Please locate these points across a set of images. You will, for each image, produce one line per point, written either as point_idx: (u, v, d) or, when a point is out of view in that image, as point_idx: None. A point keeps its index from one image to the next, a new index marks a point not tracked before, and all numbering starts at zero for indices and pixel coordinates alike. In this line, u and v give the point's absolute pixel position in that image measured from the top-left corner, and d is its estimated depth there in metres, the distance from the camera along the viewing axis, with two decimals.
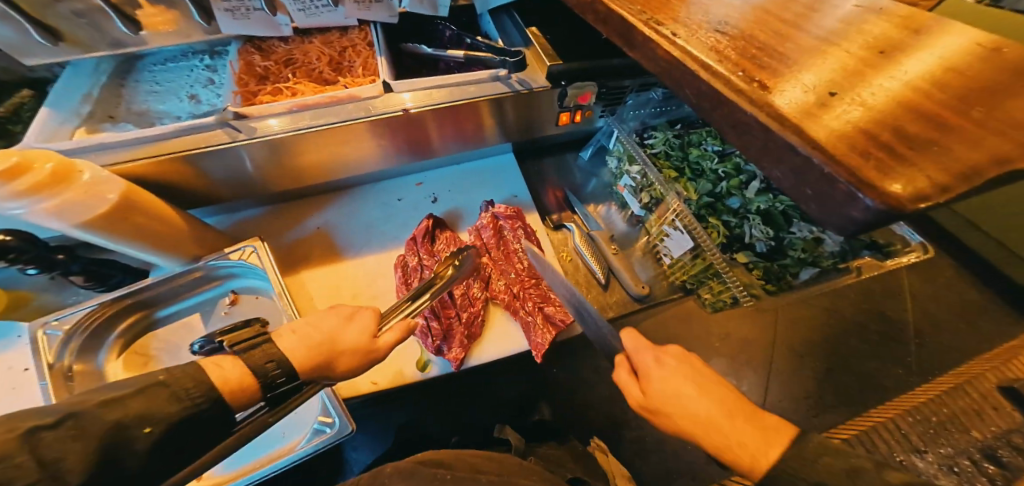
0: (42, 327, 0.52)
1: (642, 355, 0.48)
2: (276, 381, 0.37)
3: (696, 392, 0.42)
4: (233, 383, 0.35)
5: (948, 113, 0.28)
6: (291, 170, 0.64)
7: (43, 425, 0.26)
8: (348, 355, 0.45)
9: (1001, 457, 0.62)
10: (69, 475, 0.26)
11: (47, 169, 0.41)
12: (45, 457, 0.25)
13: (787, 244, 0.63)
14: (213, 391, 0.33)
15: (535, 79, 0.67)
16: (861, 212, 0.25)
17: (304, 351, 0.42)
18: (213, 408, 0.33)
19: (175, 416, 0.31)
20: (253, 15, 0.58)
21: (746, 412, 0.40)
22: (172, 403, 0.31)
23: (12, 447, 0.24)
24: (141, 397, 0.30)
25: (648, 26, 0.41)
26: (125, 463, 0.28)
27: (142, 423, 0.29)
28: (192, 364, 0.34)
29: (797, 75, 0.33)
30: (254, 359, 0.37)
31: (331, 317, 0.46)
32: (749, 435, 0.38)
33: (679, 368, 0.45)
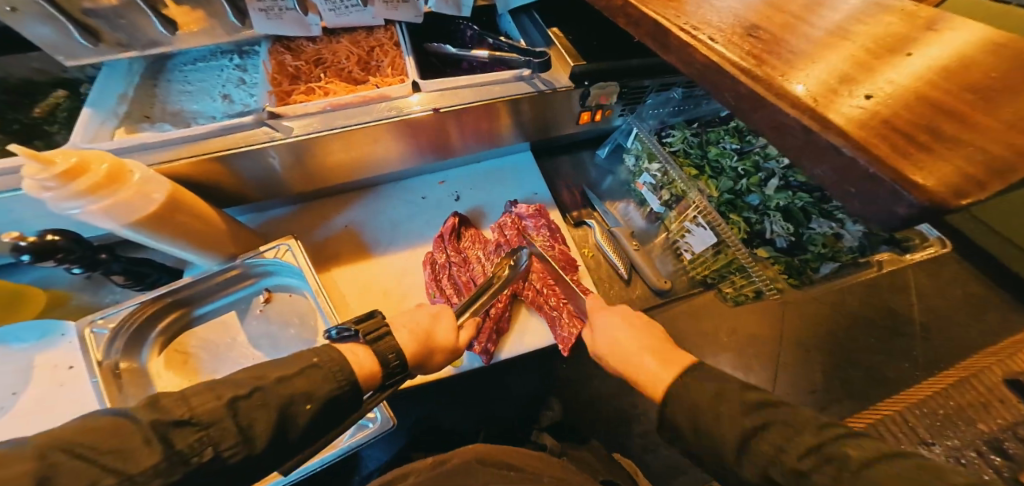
0: (89, 326, 0.53)
1: (597, 314, 0.58)
2: (393, 370, 0.44)
3: (631, 338, 0.51)
4: (367, 371, 0.42)
5: (977, 112, 0.30)
6: (321, 169, 0.65)
7: (239, 396, 0.33)
8: (440, 352, 0.51)
9: (1007, 448, 0.65)
10: (256, 439, 0.33)
11: (102, 169, 0.41)
12: (243, 423, 0.32)
13: (807, 239, 0.65)
14: (352, 376, 0.39)
15: (558, 79, 0.68)
16: (906, 208, 0.27)
17: (410, 344, 0.49)
18: (350, 390, 0.39)
19: (326, 395, 0.37)
20: (286, 16, 0.59)
21: (667, 351, 0.49)
22: (325, 383, 0.37)
23: (219, 415, 0.31)
24: (302, 377, 0.37)
25: (683, 30, 0.42)
26: (289, 431, 0.35)
27: (303, 399, 0.36)
28: (333, 349, 0.40)
29: (833, 75, 0.35)
30: (382, 349, 0.44)
31: (423, 315, 0.52)
32: (659, 369, 0.46)
33: (624, 322, 0.54)
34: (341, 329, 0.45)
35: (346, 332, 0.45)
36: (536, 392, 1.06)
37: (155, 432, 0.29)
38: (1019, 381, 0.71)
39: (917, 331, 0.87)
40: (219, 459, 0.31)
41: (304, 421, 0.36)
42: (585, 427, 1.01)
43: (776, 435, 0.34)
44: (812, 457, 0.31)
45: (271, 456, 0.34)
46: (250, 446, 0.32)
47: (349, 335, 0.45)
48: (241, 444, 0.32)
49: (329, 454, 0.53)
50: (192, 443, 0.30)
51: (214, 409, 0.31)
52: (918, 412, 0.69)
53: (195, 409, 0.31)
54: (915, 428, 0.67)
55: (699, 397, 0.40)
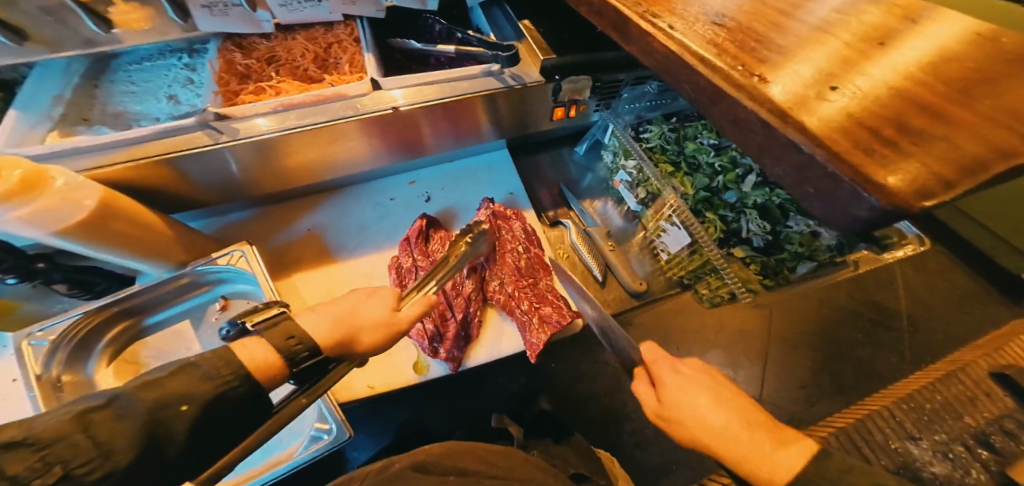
0: (26, 338, 0.50)
1: (662, 369, 0.50)
2: (300, 355, 0.38)
3: (713, 404, 0.44)
4: (262, 361, 0.36)
5: (947, 104, 0.28)
6: (279, 171, 0.62)
7: (93, 407, 0.28)
8: (371, 331, 0.44)
9: (994, 442, 0.62)
10: (118, 454, 0.28)
11: (16, 175, 0.38)
12: (98, 436, 0.28)
13: (784, 238, 0.63)
14: (241, 369, 0.34)
15: (528, 74, 0.65)
16: (867, 211, 0.24)
17: (327, 331, 0.42)
18: (241, 387, 0.34)
19: (208, 393, 0.33)
20: (232, 12, 0.55)
21: (776, 430, 0.41)
22: (206, 382, 0.33)
23: (70, 428, 0.27)
24: (179, 377, 0.32)
25: (644, 20, 0.40)
26: (166, 443, 0.30)
27: (177, 403, 0.31)
28: (218, 347, 0.36)
29: (794, 66, 0.32)
30: (275, 334, 0.38)
31: (346, 299, 0.45)
32: (766, 445, 0.40)
33: (702, 385, 0.47)
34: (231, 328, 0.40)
35: (237, 326, 0.39)
36: (521, 391, 1.04)
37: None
38: (1007, 373, 0.68)
39: (903, 325, 0.86)
40: (70, 480, 0.26)
41: (184, 431, 0.31)
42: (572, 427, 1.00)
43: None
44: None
45: (148, 474, 0.29)
46: (114, 462, 0.27)
47: (240, 331, 0.39)
48: (97, 461, 0.27)
49: (281, 468, 0.50)
50: (32, 466, 0.26)
51: (59, 425, 0.27)
52: (904, 407, 0.67)
53: (34, 428, 0.26)
54: (902, 424, 0.65)
55: None
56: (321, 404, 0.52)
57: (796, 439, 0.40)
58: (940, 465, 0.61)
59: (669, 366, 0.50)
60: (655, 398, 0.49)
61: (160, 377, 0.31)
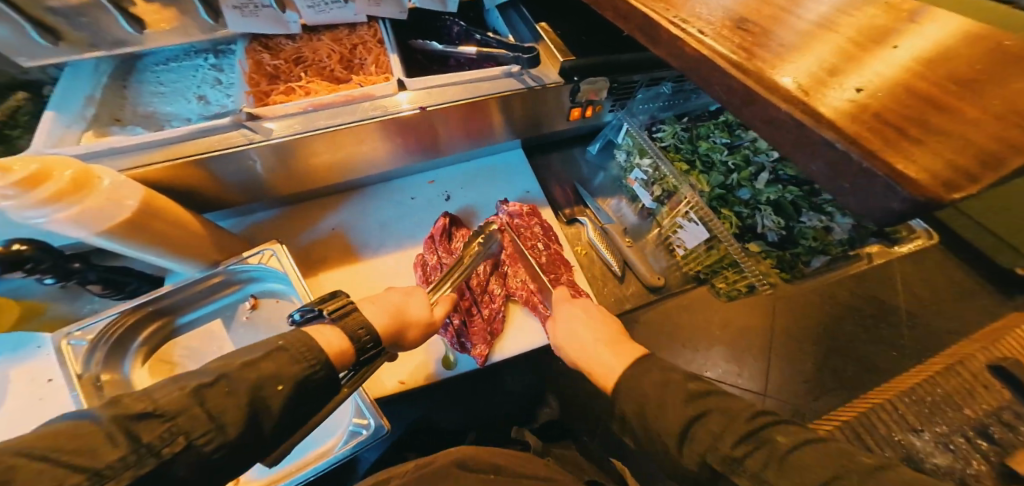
0: (65, 338, 0.51)
1: (560, 308, 0.59)
2: (366, 346, 0.44)
3: (585, 330, 0.54)
4: (336, 349, 0.41)
5: (964, 103, 0.30)
6: (302, 171, 0.63)
7: (203, 385, 0.33)
8: (414, 328, 0.51)
9: (993, 433, 0.65)
10: (228, 426, 0.33)
11: (66, 176, 0.39)
12: (211, 411, 0.32)
13: (798, 233, 0.65)
14: (322, 356, 0.39)
15: (548, 75, 0.67)
16: (900, 203, 0.26)
17: (384, 321, 0.49)
18: (321, 371, 0.39)
19: (297, 375, 0.37)
20: (261, 13, 0.56)
21: (618, 342, 0.51)
22: (293, 364, 0.37)
23: (186, 402, 0.31)
24: (270, 361, 0.37)
25: (672, 24, 0.41)
26: (262, 418, 0.35)
27: (272, 383, 0.36)
28: (298, 332, 0.40)
29: (818, 67, 0.34)
30: (348, 324, 0.44)
31: (397, 295, 0.53)
32: (609, 360, 0.49)
33: (584, 318, 0.56)
34: (305, 312, 0.43)
35: (309, 313, 0.43)
36: (531, 390, 1.05)
37: (119, 428, 0.29)
38: (1002, 366, 0.71)
39: (903, 320, 0.89)
40: (193, 448, 0.31)
41: (277, 407, 0.36)
42: (580, 426, 1.01)
43: (716, 422, 0.38)
44: (748, 444, 0.36)
45: (248, 446, 0.34)
46: (224, 433, 0.33)
47: (313, 316, 0.44)
48: (212, 432, 0.32)
49: (321, 463, 0.51)
50: (160, 435, 0.30)
51: (176, 400, 0.31)
52: (906, 401, 0.70)
53: (158, 401, 0.31)
54: (904, 417, 0.68)
55: (721, 462, 0.37)
56: (358, 399, 0.54)
57: (633, 349, 0.49)
58: (942, 456, 0.65)
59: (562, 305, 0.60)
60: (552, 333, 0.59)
61: (255, 359, 0.36)
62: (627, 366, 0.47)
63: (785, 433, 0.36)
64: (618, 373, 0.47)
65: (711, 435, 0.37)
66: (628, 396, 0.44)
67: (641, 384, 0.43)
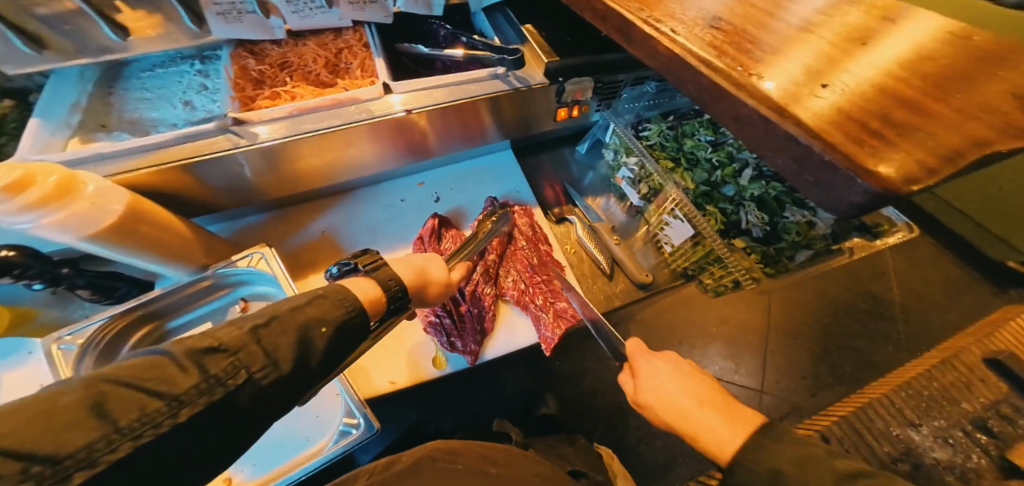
0: (56, 343, 0.51)
1: (639, 359, 0.51)
2: (395, 295, 0.47)
3: (680, 391, 0.45)
4: (370, 296, 0.45)
5: (926, 99, 0.30)
6: (289, 174, 0.63)
7: (259, 325, 0.34)
8: (436, 285, 0.54)
9: (992, 426, 0.63)
10: (283, 362, 0.34)
11: (51, 181, 0.39)
12: (266, 348, 0.34)
13: (782, 228, 0.66)
14: (356, 302, 0.41)
15: (533, 76, 0.68)
16: (860, 196, 0.27)
17: (408, 276, 0.52)
18: (357, 315, 0.41)
19: (338, 319, 0.39)
20: (246, 19, 0.57)
21: (730, 409, 0.42)
22: (334, 309, 0.39)
23: (246, 340, 0.33)
24: (313, 306, 0.38)
25: (647, 24, 0.42)
26: (310, 356, 0.36)
27: (318, 325, 0.37)
28: (336, 284, 0.42)
29: (788, 65, 0.35)
30: (380, 275, 0.48)
31: (419, 256, 0.56)
32: (722, 429, 0.40)
33: (674, 370, 0.48)
34: (343, 268, 0.50)
35: (348, 267, 0.49)
36: (528, 390, 1.04)
37: (189, 360, 0.30)
38: (998, 358, 0.68)
39: (895, 314, 0.90)
40: (252, 381, 0.32)
41: (324, 346, 0.38)
42: (577, 425, 1.01)
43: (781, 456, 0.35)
44: None
45: (296, 383, 0.36)
46: (279, 368, 0.34)
47: (352, 270, 0.49)
48: (269, 367, 0.33)
49: (313, 462, 0.51)
50: (225, 367, 0.31)
51: (238, 338, 0.33)
52: (903, 395, 0.69)
53: (223, 339, 0.32)
54: (902, 412, 0.67)
55: None
56: (347, 398, 0.54)
57: (748, 415, 0.41)
58: (941, 450, 0.63)
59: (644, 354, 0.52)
60: (633, 385, 0.51)
61: (301, 304, 0.38)
62: (746, 437, 0.39)
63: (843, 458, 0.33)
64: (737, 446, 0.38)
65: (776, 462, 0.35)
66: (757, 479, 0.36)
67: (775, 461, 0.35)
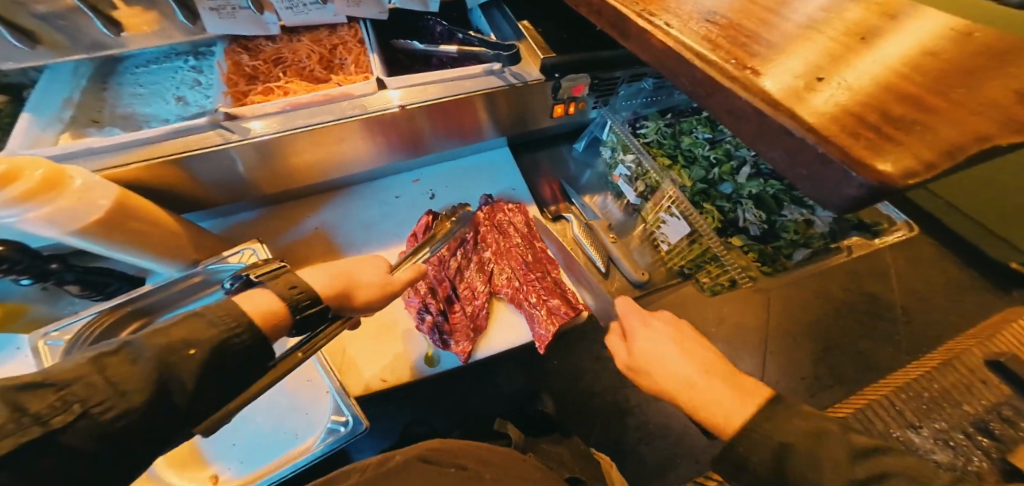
0: (42, 338, 0.50)
1: (634, 322, 0.53)
2: (302, 304, 0.38)
3: (679, 356, 0.46)
4: (263, 311, 0.35)
5: (925, 94, 0.29)
6: (282, 170, 0.63)
7: (104, 353, 0.27)
8: (369, 290, 0.48)
9: (994, 429, 0.59)
10: (133, 392, 0.27)
11: (37, 175, 0.39)
12: (113, 378, 0.26)
13: (780, 226, 0.65)
14: (246, 318, 0.33)
15: (529, 72, 0.67)
16: (855, 190, 0.26)
17: (327, 286, 0.43)
18: (246, 334, 0.33)
19: (215, 339, 0.31)
20: (240, 15, 0.56)
21: (735, 378, 0.43)
22: (210, 329, 0.31)
23: (83, 370, 0.26)
24: (182, 326, 0.30)
25: (642, 18, 0.41)
26: (175, 390, 0.29)
27: (184, 347, 0.30)
28: (222, 300, 0.34)
29: (783, 59, 0.34)
30: (275, 285, 0.38)
31: (343, 262, 0.48)
32: (724, 393, 0.41)
33: (671, 336, 0.49)
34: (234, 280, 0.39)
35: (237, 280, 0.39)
36: (525, 389, 1.03)
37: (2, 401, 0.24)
38: (1001, 361, 0.65)
39: (896, 315, 0.90)
40: (89, 417, 0.25)
41: (196, 377, 0.30)
42: (573, 425, 1.00)
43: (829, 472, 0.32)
44: None
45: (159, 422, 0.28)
46: (129, 399, 0.26)
47: (242, 284, 0.39)
48: (113, 398, 0.26)
49: (301, 459, 0.51)
50: (53, 404, 0.24)
51: (72, 369, 0.26)
52: (903, 397, 0.64)
53: (53, 371, 0.25)
54: (902, 413, 0.63)
55: None
56: (336, 395, 0.54)
57: (753, 386, 0.41)
58: (942, 454, 0.59)
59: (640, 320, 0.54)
60: (625, 349, 0.53)
61: (166, 326, 0.30)
62: (755, 406, 0.38)
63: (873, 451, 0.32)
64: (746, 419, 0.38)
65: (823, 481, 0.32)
66: (758, 442, 0.36)
67: (781, 429, 0.35)
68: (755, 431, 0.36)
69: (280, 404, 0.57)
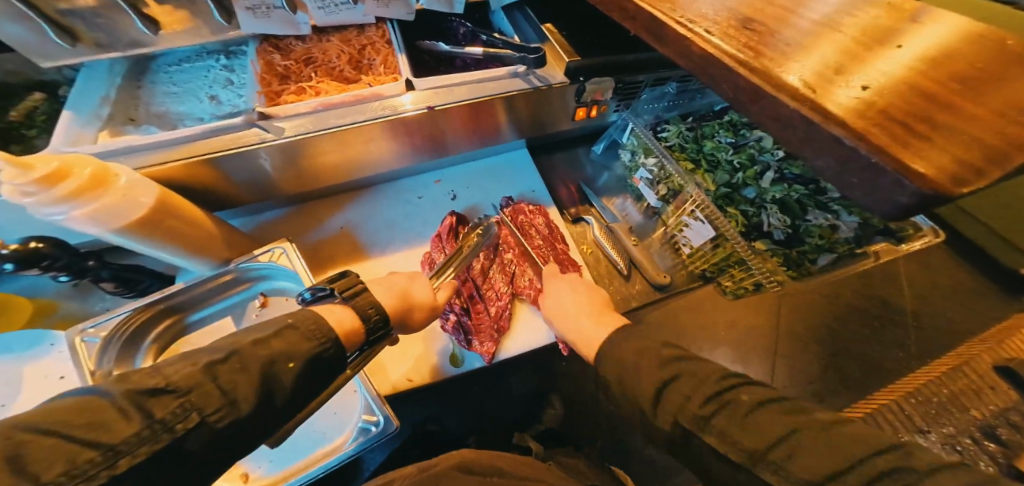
0: (79, 335, 0.51)
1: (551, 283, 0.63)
2: (375, 323, 0.44)
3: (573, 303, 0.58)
4: (347, 329, 0.41)
5: (972, 100, 0.30)
6: (310, 170, 0.63)
7: (216, 360, 0.32)
8: (420, 310, 0.51)
9: (1000, 434, 0.63)
10: (241, 402, 0.31)
11: (86, 174, 0.40)
12: (224, 387, 0.31)
13: (804, 231, 0.65)
14: (333, 335, 0.39)
15: (554, 75, 0.67)
16: (908, 198, 0.26)
17: (390, 301, 0.49)
18: (332, 349, 0.38)
19: (308, 354, 0.37)
20: (274, 14, 0.57)
21: (602, 315, 0.54)
22: (304, 343, 0.37)
23: (200, 379, 0.30)
24: (280, 339, 0.36)
25: (679, 24, 0.42)
26: (275, 393, 0.34)
27: (285, 359, 0.35)
28: (308, 311, 0.39)
29: (828, 65, 0.34)
30: (359, 304, 0.44)
31: (400, 278, 0.53)
32: (593, 329, 0.52)
33: (575, 289, 0.60)
34: (315, 291, 0.44)
35: (321, 292, 0.44)
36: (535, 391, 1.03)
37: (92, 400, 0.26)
38: (1009, 366, 0.69)
39: (909, 320, 0.89)
40: (205, 425, 0.29)
41: (291, 381, 0.35)
42: (584, 425, 1.01)
43: (685, 383, 0.38)
44: (713, 403, 0.36)
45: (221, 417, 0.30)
46: (237, 410, 0.31)
47: (324, 296, 0.44)
48: (226, 408, 0.30)
49: (332, 459, 0.52)
50: (174, 411, 0.28)
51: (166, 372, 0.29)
52: (913, 402, 0.69)
53: (171, 377, 0.29)
54: (911, 417, 0.67)
55: (689, 420, 0.36)
56: (366, 395, 0.54)
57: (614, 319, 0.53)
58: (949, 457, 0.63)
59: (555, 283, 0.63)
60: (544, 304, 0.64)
61: (267, 337, 0.35)
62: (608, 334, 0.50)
63: (750, 391, 0.36)
64: (600, 341, 0.50)
65: (679, 395, 0.38)
66: (609, 360, 0.47)
67: (621, 351, 0.46)
68: (609, 349, 0.47)
69: None
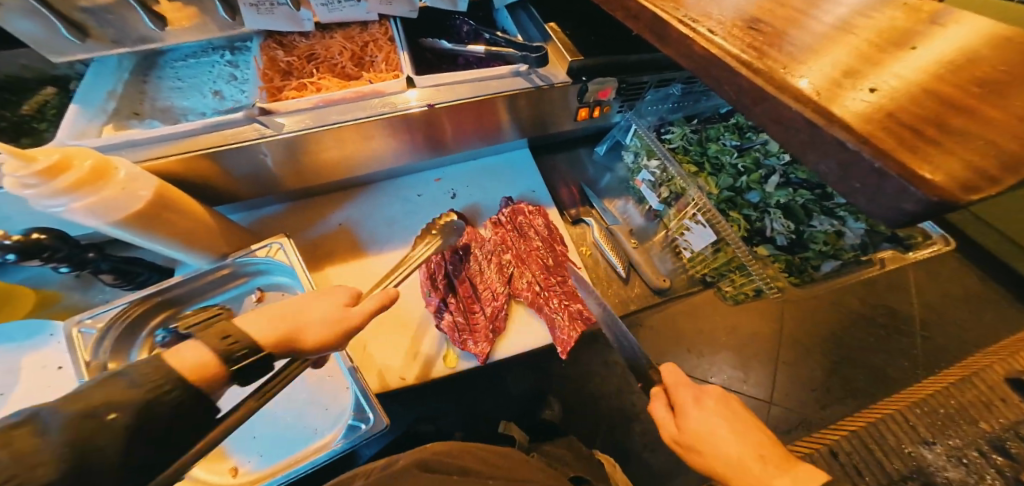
0: (76, 326, 0.51)
1: (682, 390, 0.50)
2: (235, 353, 0.32)
3: (732, 435, 0.43)
4: (196, 368, 0.30)
5: (984, 104, 0.28)
6: (310, 166, 0.64)
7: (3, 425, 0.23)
8: (321, 329, 0.40)
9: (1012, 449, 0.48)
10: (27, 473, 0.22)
11: (86, 166, 0.40)
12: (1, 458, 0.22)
13: (808, 237, 0.64)
14: (172, 374, 0.29)
15: (556, 74, 0.67)
16: (913, 204, 0.25)
17: (267, 332, 0.36)
18: (177, 393, 0.28)
19: (144, 402, 0.27)
20: (277, 10, 0.58)
21: (784, 459, 0.40)
22: (138, 390, 0.28)
23: None
24: (101, 390, 0.27)
25: (682, 23, 0.41)
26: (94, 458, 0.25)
27: (104, 413, 0.26)
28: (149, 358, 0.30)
29: (836, 67, 0.33)
30: (206, 334, 0.32)
31: (294, 299, 0.41)
32: (774, 477, 0.38)
33: (722, 411, 0.46)
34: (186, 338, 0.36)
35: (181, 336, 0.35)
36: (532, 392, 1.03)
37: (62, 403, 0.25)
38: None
39: (916, 330, 0.87)
40: None
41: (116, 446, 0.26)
42: (580, 427, 1.00)
43: None
44: None
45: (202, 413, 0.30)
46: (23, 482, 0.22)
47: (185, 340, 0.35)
48: None
49: (321, 456, 0.52)
50: None
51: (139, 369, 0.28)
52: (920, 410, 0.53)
53: None
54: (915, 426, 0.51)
55: None
56: (358, 393, 0.54)
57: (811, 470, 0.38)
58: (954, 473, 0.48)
59: (692, 394, 0.50)
60: (674, 423, 0.49)
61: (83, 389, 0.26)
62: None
63: None
64: None
65: None
66: None
67: None
68: None
69: (302, 399, 0.59)
